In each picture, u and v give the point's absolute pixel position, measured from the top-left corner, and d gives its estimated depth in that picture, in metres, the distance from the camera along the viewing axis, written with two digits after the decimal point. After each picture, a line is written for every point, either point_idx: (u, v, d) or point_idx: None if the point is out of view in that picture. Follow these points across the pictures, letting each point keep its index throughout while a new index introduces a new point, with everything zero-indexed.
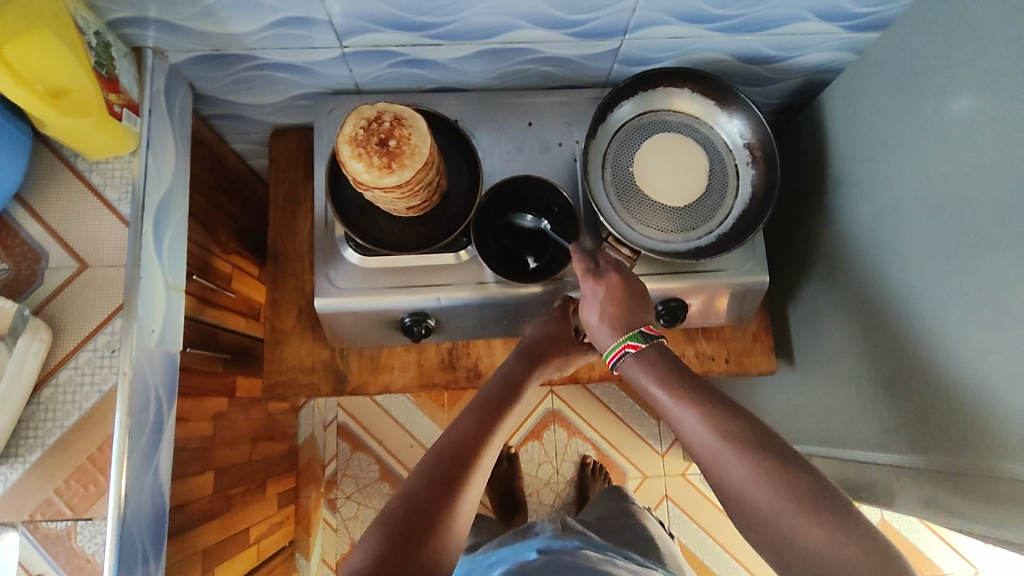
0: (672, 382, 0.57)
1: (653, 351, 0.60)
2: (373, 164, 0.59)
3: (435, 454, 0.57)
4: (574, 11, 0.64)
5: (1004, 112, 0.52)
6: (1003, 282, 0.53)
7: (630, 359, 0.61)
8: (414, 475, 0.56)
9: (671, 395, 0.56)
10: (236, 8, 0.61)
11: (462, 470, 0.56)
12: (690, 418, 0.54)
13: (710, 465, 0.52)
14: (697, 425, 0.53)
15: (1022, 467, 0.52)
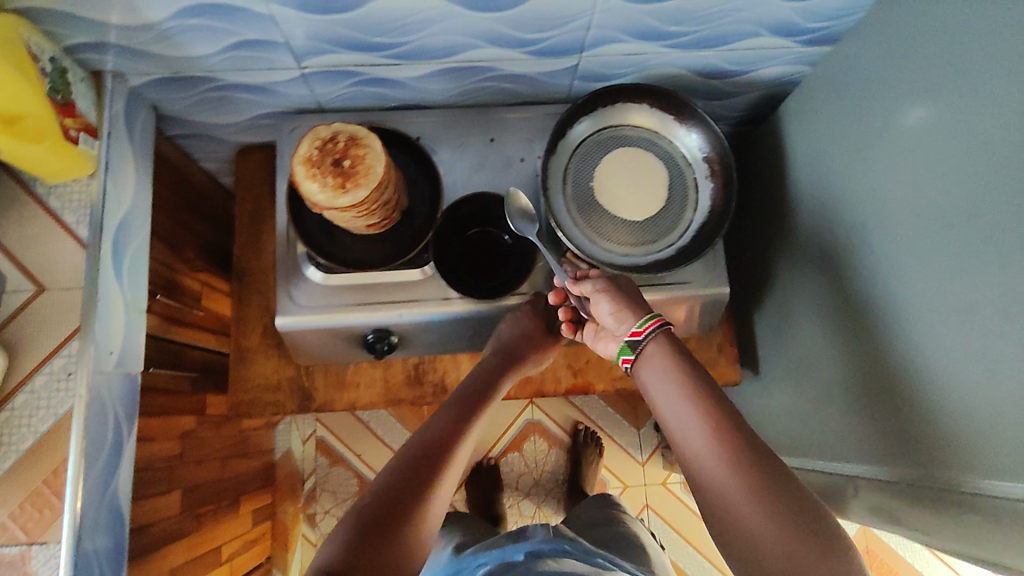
0: (688, 375, 0.55)
1: (671, 342, 0.58)
2: (327, 184, 0.60)
3: (407, 453, 0.61)
4: (529, 31, 0.64)
5: (946, 129, 0.53)
6: (946, 295, 0.54)
7: (659, 338, 0.59)
8: (386, 473, 0.59)
9: (681, 390, 0.55)
10: (192, 32, 0.61)
11: (432, 468, 0.59)
12: (694, 418, 0.53)
13: (699, 470, 0.52)
14: (698, 428, 0.52)
15: (970, 478, 0.52)
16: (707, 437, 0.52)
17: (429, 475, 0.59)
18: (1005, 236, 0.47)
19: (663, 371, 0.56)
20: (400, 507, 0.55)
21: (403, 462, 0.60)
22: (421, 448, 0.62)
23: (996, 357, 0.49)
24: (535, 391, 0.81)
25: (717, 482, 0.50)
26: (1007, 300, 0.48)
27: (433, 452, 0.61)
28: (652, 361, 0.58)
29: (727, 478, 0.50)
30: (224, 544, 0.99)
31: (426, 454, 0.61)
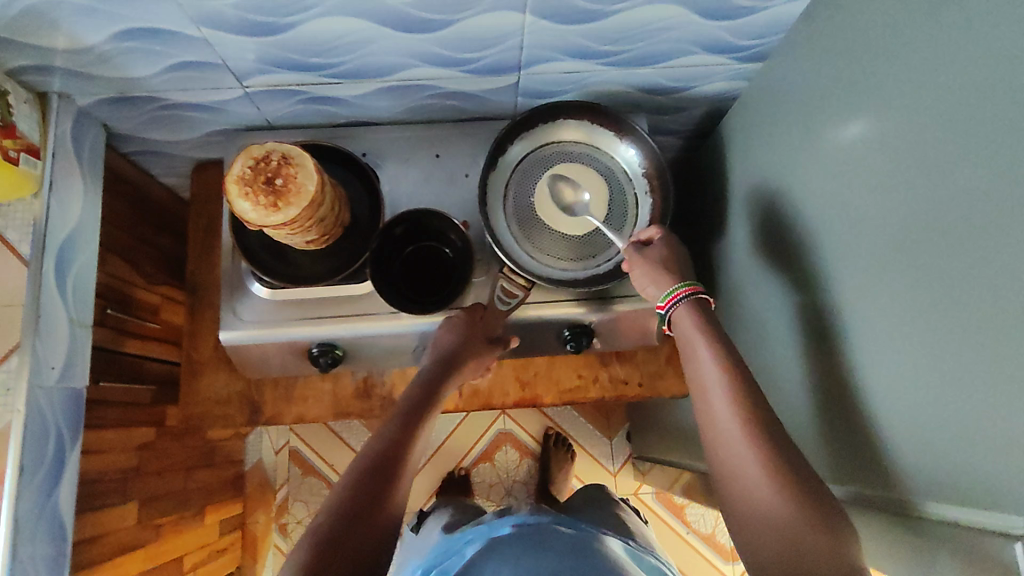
0: (717, 343, 0.60)
1: (705, 311, 0.64)
2: (259, 203, 0.61)
3: (356, 469, 0.58)
4: (464, 50, 0.66)
5: (859, 147, 0.54)
6: (865, 309, 0.54)
7: (687, 304, 0.64)
8: (336, 493, 0.56)
9: (711, 356, 0.60)
10: (131, 54, 0.62)
11: (381, 484, 0.57)
12: (719, 383, 0.58)
13: (716, 430, 0.56)
14: (722, 393, 0.57)
15: (890, 492, 0.53)
16: (729, 400, 0.56)
17: (387, 483, 0.57)
18: (914, 252, 0.48)
19: (695, 337, 0.61)
20: (363, 518, 0.54)
21: (364, 470, 0.58)
22: (369, 463, 0.58)
23: (910, 372, 0.49)
24: (482, 403, 0.83)
25: (733, 441, 0.55)
26: (917, 315, 0.48)
27: (384, 463, 0.59)
28: (685, 323, 0.63)
29: (743, 439, 0.54)
30: (187, 553, 0.99)
31: (377, 467, 0.58)
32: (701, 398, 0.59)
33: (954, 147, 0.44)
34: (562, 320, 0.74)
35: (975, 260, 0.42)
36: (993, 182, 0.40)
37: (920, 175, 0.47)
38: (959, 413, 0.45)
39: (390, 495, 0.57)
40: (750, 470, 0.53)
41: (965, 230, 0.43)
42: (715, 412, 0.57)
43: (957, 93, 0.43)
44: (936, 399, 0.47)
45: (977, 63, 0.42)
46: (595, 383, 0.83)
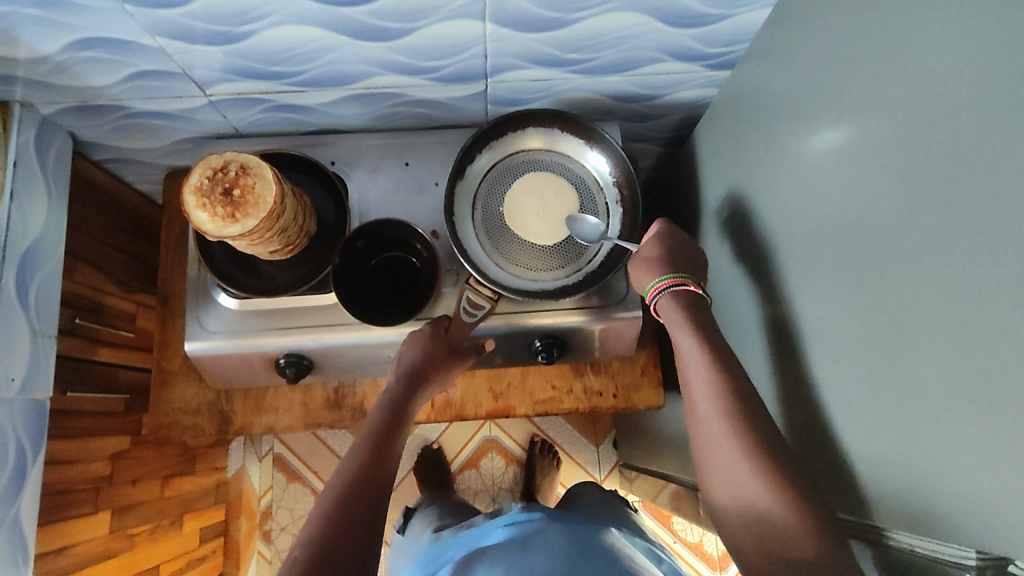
0: (703, 336, 0.62)
1: (691, 301, 0.65)
2: (216, 214, 0.60)
3: (328, 495, 0.58)
4: (427, 58, 0.65)
5: (820, 157, 0.53)
6: (827, 323, 0.53)
7: (669, 297, 0.65)
8: (308, 521, 0.56)
9: (698, 350, 0.61)
10: (89, 63, 0.62)
11: (353, 507, 0.57)
12: (705, 377, 0.60)
13: (702, 431, 0.59)
14: (707, 387, 0.59)
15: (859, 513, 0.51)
16: (716, 395, 0.58)
17: (370, 497, 0.58)
18: (871, 267, 0.47)
19: (681, 330, 0.63)
20: (345, 537, 0.54)
21: (347, 484, 0.59)
22: (351, 479, 0.59)
23: (869, 390, 0.48)
24: (455, 414, 0.82)
25: (720, 436, 0.57)
26: (874, 331, 0.47)
27: (366, 477, 0.60)
28: (671, 317, 0.65)
29: (728, 432, 0.56)
30: (165, 562, 0.99)
31: (358, 482, 0.59)
32: (688, 393, 0.61)
33: (912, 160, 0.42)
34: (534, 329, 0.74)
35: (932, 276, 0.41)
36: (950, 196, 0.39)
37: (880, 188, 0.45)
38: (917, 433, 0.43)
39: (365, 516, 0.56)
40: (738, 464, 0.55)
41: (922, 245, 0.41)
42: (701, 407, 0.59)
43: (914, 104, 0.42)
44: (894, 417, 0.45)
45: (933, 73, 0.40)
46: (569, 393, 0.82)
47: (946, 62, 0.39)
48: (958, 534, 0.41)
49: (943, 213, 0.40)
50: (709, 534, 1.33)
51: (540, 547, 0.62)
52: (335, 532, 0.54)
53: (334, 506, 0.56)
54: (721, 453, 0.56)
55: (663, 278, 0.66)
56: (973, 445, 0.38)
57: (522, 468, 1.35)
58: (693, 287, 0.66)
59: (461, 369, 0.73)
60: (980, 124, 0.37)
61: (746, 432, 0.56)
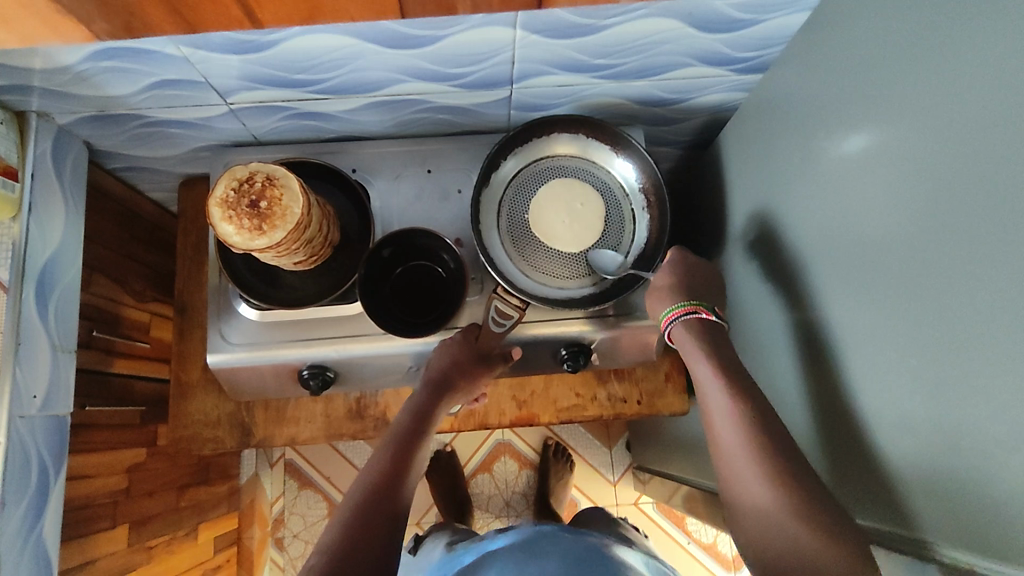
0: (720, 362, 0.63)
1: (705, 328, 0.66)
2: (243, 227, 0.59)
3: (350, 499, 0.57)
4: (454, 65, 0.64)
5: (860, 167, 0.52)
6: (864, 334, 0.53)
7: (683, 325, 0.66)
8: (330, 525, 0.55)
9: (715, 377, 0.62)
10: (109, 73, 0.60)
11: (375, 511, 0.56)
12: (723, 403, 0.60)
13: (724, 455, 0.58)
14: (728, 413, 0.59)
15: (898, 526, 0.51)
16: (735, 421, 0.58)
17: (391, 504, 0.57)
18: (916, 279, 0.46)
19: (697, 357, 0.64)
20: (365, 540, 0.53)
21: (370, 489, 0.58)
22: (371, 485, 0.58)
23: (911, 402, 0.48)
24: (478, 423, 0.81)
25: (743, 462, 0.56)
26: (918, 345, 0.46)
27: (387, 485, 0.59)
28: (686, 344, 0.66)
29: (751, 458, 0.56)
30: (182, 573, 0.98)
31: (379, 490, 0.58)
32: (708, 419, 0.61)
33: (966, 173, 0.42)
34: (558, 338, 0.73)
35: (988, 292, 0.40)
36: (1007, 211, 0.39)
37: (928, 199, 0.45)
38: (967, 449, 0.43)
39: (386, 521, 0.55)
40: (762, 493, 0.54)
41: (976, 260, 0.41)
42: (723, 434, 0.59)
43: (968, 115, 0.41)
44: (940, 431, 0.45)
45: (992, 84, 0.40)
46: (593, 401, 0.82)
47: (1006, 74, 0.39)
48: (1008, 550, 0.40)
49: (1002, 227, 0.39)
50: (723, 535, 1.33)
51: (549, 555, 0.61)
52: (356, 542, 0.53)
53: (355, 510, 0.56)
54: (745, 483, 0.56)
55: (677, 306, 0.67)
56: None
57: (536, 471, 1.34)
58: (705, 314, 0.66)
59: (489, 377, 0.72)
60: None
61: (768, 456, 0.55)
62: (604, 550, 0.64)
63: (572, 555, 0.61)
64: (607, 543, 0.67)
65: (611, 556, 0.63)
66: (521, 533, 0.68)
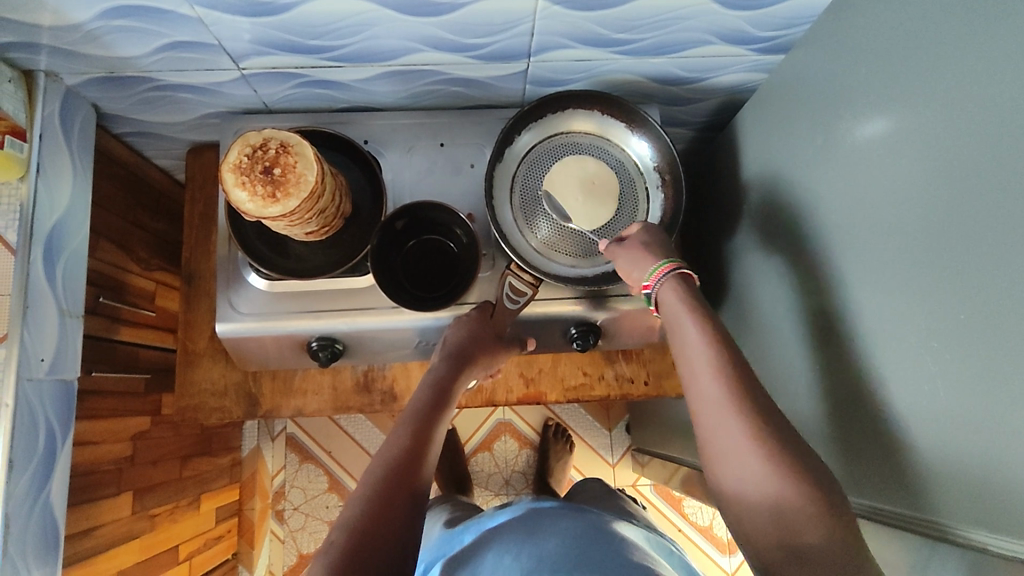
0: (707, 323, 0.57)
1: (688, 287, 0.61)
2: (256, 194, 0.58)
3: (374, 470, 0.56)
4: (471, 35, 0.63)
5: (883, 146, 0.52)
6: (881, 316, 0.52)
7: (671, 280, 0.61)
8: (354, 496, 0.54)
9: (701, 339, 0.56)
10: (121, 34, 0.59)
11: (401, 483, 0.55)
12: (708, 368, 0.54)
13: (711, 423, 0.53)
14: (713, 379, 0.54)
15: (901, 507, 0.52)
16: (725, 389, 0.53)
17: (411, 476, 0.56)
18: (937, 261, 0.46)
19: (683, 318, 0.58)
20: (388, 513, 0.52)
21: (393, 459, 0.57)
22: (395, 456, 0.57)
23: (928, 385, 0.47)
24: (486, 400, 0.81)
25: (728, 432, 0.51)
26: (937, 327, 0.46)
27: (408, 457, 0.58)
28: (671, 301, 0.60)
29: (737, 421, 0.51)
30: (183, 542, 0.98)
31: (401, 462, 0.57)
32: (690, 384, 0.56)
33: (999, 152, 0.41)
34: (570, 317, 0.72)
35: (1005, 277, 0.40)
36: None
37: (955, 180, 0.44)
38: (975, 434, 0.43)
39: (411, 492, 0.55)
40: (751, 465, 0.49)
41: (999, 244, 0.40)
42: (707, 400, 0.53)
43: (999, 96, 0.41)
44: (954, 414, 0.45)
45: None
46: (601, 380, 0.82)
47: None
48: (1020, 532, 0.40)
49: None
50: (719, 518, 1.34)
51: (548, 532, 0.61)
52: (379, 517, 0.52)
53: (381, 482, 0.55)
54: (730, 454, 0.51)
55: (665, 262, 0.62)
56: None
57: (536, 451, 1.35)
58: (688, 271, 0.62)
59: (505, 352, 0.71)
60: None
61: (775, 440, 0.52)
62: (604, 526, 0.64)
63: (574, 532, 0.61)
64: (607, 518, 0.68)
65: (612, 532, 0.63)
66: (523, 511, 0.68)
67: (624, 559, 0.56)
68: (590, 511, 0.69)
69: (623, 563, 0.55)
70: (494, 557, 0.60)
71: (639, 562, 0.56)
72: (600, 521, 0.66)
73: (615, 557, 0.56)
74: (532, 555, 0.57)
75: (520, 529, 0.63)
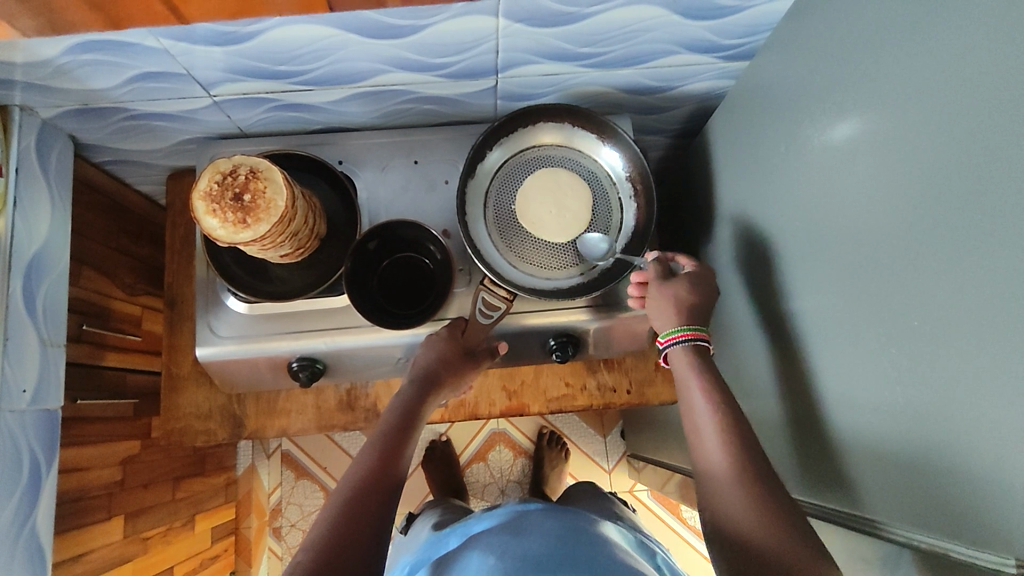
0: (717, 393, 0.61)
1: (702, 355, 0.64)
2: (227, 220, 0.59)
3: (340, 491, 0.57)
4: (435, 55, 0.63)
5: (835, 150, 0.52)
6: (839, 322, 0.52)
7: (687, 348, 0.65)
8: (319, 517, 0.55)
9: (709, 406, 0.60)
10: (89, 68, 0.60)
11: (367, 503, 0.56)
12: (713, 431, 0.58)
13: (715, 482, 0.56)
14: (718, 441, 0.57)
15: (856, 509, 0.53)
16: (725, 452, 0.56)
17: (379, 495, 0.57)
18: (885, 268, 0.46)
19: (692, 387, 0.62)
20: (352, 531, 0.53)
21: (359, 481, 0.58)
22: (362, 476, 0.58)
23: (880, 392, 0.48)
24: (468, 414, 0.82)
25: (729, 487, 0.54)
26: (894, 333, 0.46)
27: (375, 476, 0.59)
28: (682, 368, 0.64)
29: (736, 483, 0.54)
30: (178, 563, 0.98)
31: (367, 485, 0.58)
32: (697, 445, 0.59)
33: (940, 154, 0.40)
34: (548, 328, 0.73)
35: (944, 283, 0.40)
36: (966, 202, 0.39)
37: (904, 183, 0.44)
38: (922, 439, 0.44)
39: (377, 510, 0.56)
40: (743, 512, 0.52)
41: (945, 245, 0.40)
42: (713, 462, 0.57)
43: (934, 105, 0.41)
44: (903, 420, 0.45)
45: (956, 72, 0.39)
46: (584, 391, 0.82)
47: (969, 61, 0.38)
48: (980, 540, 0.39)
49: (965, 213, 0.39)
50: None
51: (534, 531, 0.61)
52: (341, 537, 0.52)
53: (345, 503, 0.56)
54: (728, 503, 0.53)
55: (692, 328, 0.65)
56: (980, 454, 0.38)
57: (531, 460, 1.35)
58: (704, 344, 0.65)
59: (477, 371, 0.73)
60: (1002, 127, 0.36)
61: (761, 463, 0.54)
62: (585, 525, 0.65)
63: (557, 531, 0.61)
64: (591, 519, 0.68)
65: (594, 531, 0.63)
66: (507, 514, 0.68)
67: (608, 560, 0.56)
68: (573, 510, 0.70)
69: (605, 564, 0.55)
70: (479, 558, 0.59)
71: (619, 561, 0.56)
72: (583, 519, 0.66)
73: (599, 557, 0.56)
74: (514, 554, 0.57)
75: (502, 530, 0.63)
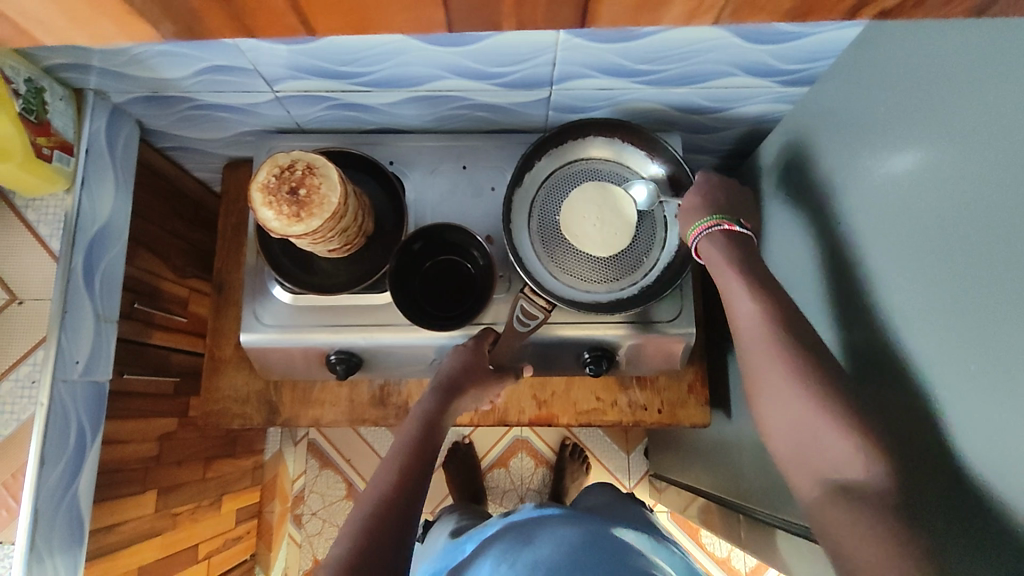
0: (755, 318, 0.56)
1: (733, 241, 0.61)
2: (282, 213, 0.60)
3: (367, 497, 0.59)
4: (494, 64, 0.64)
5: (893, 184, 0.51)
6: (884, 358, 0.51)
7: (716, 235, 0.61)
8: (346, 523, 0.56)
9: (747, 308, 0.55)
10: (163, 58, 0.63)
11: (392, 509, 0.57)
12: (753, 330, 0.54)
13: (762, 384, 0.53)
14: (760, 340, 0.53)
15: None
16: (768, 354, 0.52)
17: (402, 503, 0.58)
18: (938, 309, 0.45)
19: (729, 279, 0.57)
20: (377, 539, 0.54)
21: (384, 488, 0.59)
22: (387, 483, 0.59)
23: (928, 436, 0.46)
24: (497, 419, 0.82)
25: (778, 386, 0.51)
26: (945, 376, 0.44)
27: (399, 484, 0.59)
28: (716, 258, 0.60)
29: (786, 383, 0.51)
30: (203, 541, 1.01)
31: (390, 494, 0.59)
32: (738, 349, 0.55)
33: (1007, 197, 0.39)
34: (583, 341, 0.73)
35: (1001, 328, 0.39)
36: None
37: (967, 223, 0.42)
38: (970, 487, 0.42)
39: (402, 518, 0.57)
40: (806, 417, 0.49)
41: (1010, 292, 0.39)
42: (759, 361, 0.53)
43: (1000, 147, 0.40)
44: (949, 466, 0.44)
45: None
46: (613, 407, 0.82)
47: None
48: None
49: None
50: (737, 550, 1.31)
51: (554, 538, 0.61)
52: (365, 542, 0.53)
53: (371, 510, 0.57)
54: (782, 414, 0.51)
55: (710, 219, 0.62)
56: None
57: (551, 470, 1.35)
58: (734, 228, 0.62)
59: (500, 379, 0.73)
60: None
61: None
62: (607, 531, 0.64)
63: (575, 537, 0.61)
64: (607, 523, 0.67)
65: (612, 540, 0.63)
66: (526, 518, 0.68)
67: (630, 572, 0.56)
68: (594, 516, 0.70)
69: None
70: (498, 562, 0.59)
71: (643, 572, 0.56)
72: (606, 527, 0.66)
73: (616, 565, 0.56)
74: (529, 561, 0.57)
75: (521, 535, 0.63)
